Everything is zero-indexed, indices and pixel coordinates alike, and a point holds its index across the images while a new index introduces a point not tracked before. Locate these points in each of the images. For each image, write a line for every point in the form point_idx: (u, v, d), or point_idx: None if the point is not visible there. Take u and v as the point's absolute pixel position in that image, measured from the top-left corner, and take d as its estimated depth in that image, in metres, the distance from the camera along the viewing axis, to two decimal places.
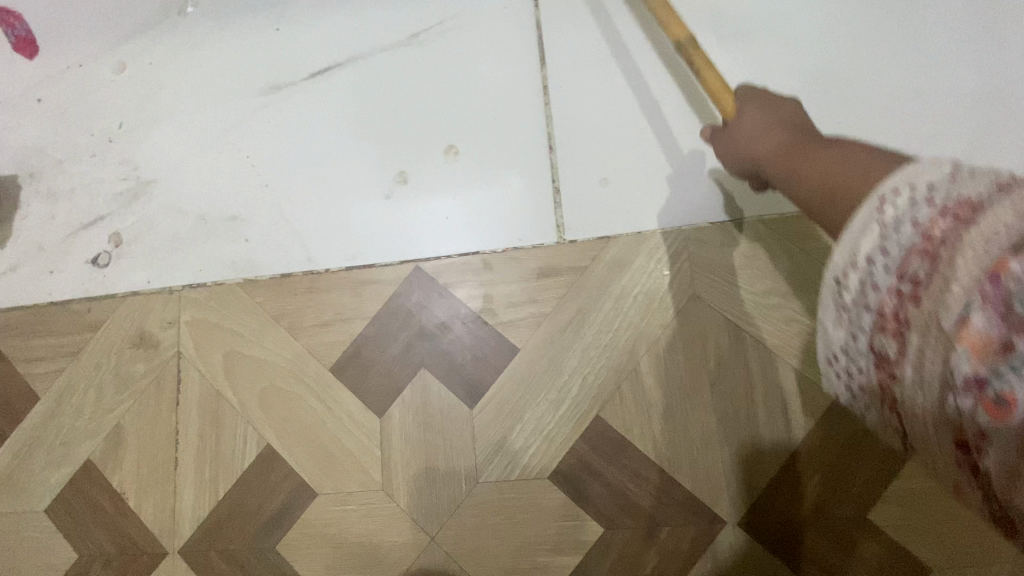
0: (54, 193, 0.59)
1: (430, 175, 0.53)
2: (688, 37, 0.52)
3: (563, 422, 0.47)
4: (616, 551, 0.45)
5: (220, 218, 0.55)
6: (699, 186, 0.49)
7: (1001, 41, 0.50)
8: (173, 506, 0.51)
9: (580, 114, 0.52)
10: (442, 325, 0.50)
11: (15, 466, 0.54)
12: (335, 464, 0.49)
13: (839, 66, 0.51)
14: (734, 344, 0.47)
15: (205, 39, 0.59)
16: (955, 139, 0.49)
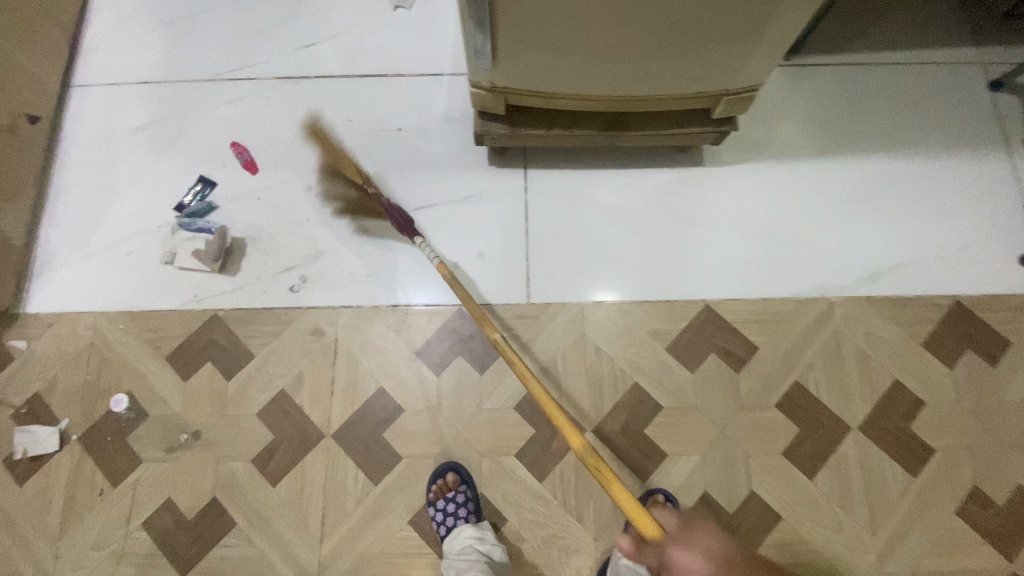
0: (266, 250, 1.12)
1: (470, 264, 1.11)
2: (593, 215, 1.14)
3: (521, 384, 1.04)
4: (538, 441, 1.01)
5: (362, 274, 1.11)
6: (591, 284, 1.10)
7: (728, 231, 1.12)
8: (330, 412, 1.04)
9: (541, 244, 1.12)
10: (469, 336, 1.07)
11: (240, 390, 1.05)
12: (414, 396, 1.04)
13: (658, 234, 1.12)
14: (598, 354, 1.05)
15: (358, 181, 1.16)
16: (703, 273, 1.09)
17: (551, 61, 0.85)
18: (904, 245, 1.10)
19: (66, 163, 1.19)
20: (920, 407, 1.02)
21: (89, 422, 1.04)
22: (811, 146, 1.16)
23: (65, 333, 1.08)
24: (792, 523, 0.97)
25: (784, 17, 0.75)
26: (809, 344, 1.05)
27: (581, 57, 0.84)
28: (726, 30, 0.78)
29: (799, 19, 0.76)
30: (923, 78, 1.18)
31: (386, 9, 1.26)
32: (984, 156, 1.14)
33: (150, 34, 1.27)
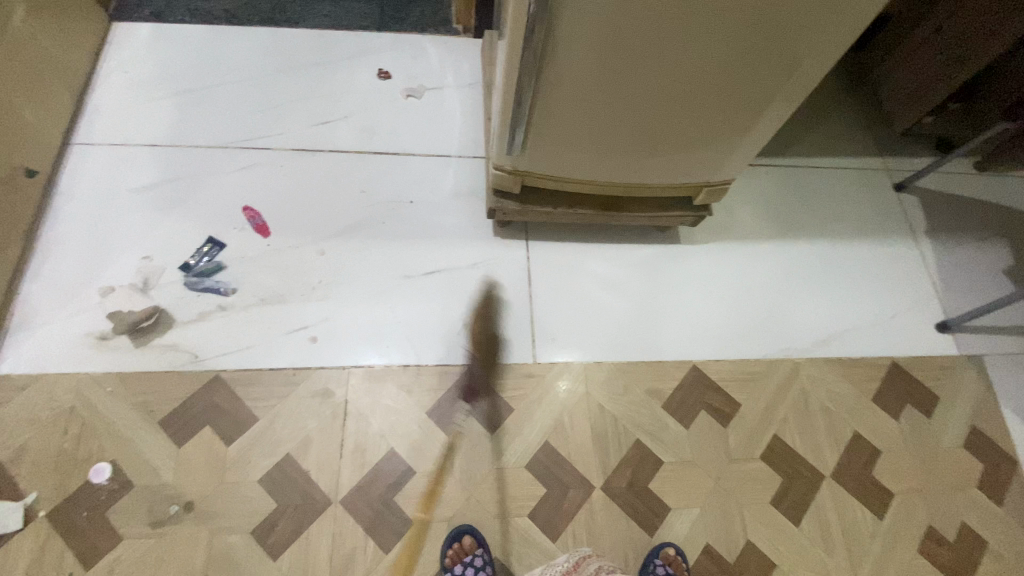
0: (274, 309, 1.12)
1: (478, 326, 1.18)
2: (588, 283, 1.25)
3: (530, 442, 1.08)
4: (550, 498, 1.04)
5: (373, 334, 1.13)
6: (591, 345, 1.19)
7: (706, 299, 1.27)
8: (338, 477, 1.00)
9: (544, 309, 1.21)
10: (480, 395, 1.11)
11: (240, 455, 1.00)
12: (425, 457, 1.04)
13: (647, 301, 1.25)
14: (601, 412, 1.12)
15: (369, 246, 1.21)
16: (688, 337, 1.22)
17: (566, 154, 1.00)
18: (848, 313, 1.30)
19: (61, 219, 1.15)
20: (879, 455, 1.16)
21: (62, 494, 0.95)
22: (765, 229, 1.37)
23: (39, 396, 1.00)
24: (786, 570, 1.04)
25: (749, 134, 0.97)
26: (782, 400, 1.18)
27: (591, 154, 1.00)
28: (706, 142, 0.98)
29: (759, 136, 0.98)
30: (844, 179, 1.46)
31: (397, 95, 1.39)
32: (896, 242, 1.40)
33: (163, 101, 1.31)
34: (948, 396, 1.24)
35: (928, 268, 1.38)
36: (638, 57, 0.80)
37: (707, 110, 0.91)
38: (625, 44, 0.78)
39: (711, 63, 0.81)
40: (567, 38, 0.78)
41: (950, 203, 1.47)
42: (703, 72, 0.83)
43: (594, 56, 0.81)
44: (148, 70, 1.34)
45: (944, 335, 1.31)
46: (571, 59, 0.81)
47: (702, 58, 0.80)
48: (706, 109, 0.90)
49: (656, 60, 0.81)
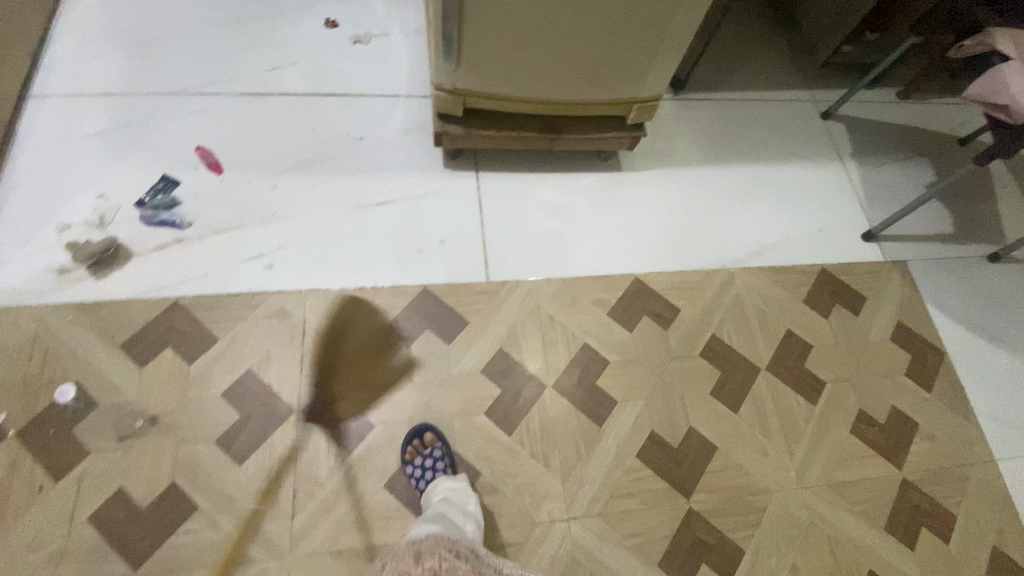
0: (231, 239, 1.15)
1: (433, 251, 1.23)
2: (537, 208, 1.32)
3: (484, 350, 1.14)
4: (505, 398, 1.10)
5: (330, 259, 1.17)
6: (541, 264, 1.26)
7: (650, 219, 1.34)
8: (299, 388, 1.04)
9: (495, 234, 1.28)
10: (435, 311, 1.17)
11: (202, 372, 1.03)
12: (385, 366, 1.10)
13: (594, 221, 1.32)
14: (551, 321, 1.19)
15: (323, 180, 1.26)
16: (634, 253, 1.29)
17: (500, 68, 1.05)
18: (782, 227, 1.39)
19: (16, 165, 1.18)
20: (811, 349, 1.25)
21: (31, 415, 0.99)
22: (704, 155, 1.45)
23: (2, 328, 1.04)
24: (728, 452, 1.12)
25: (668, 41, 1.03)
26: (720, 304, 1.26)
27: (524, 66, 1.05)
28: (630, 50, 1.04)
29: (679, 44, 1.04)
30: (776, 109, 1.55)
31: (345, 43, 1.44)
32: (825, 164, 1.50)
33: (114, 53, 1.34)
34: (874, 296, 1.34)
35: (854, 186, 1.48)
36: None
37: (625, 14, 0.96)
38: None
39: None
40: None
41: (873, 128, 1.58)
42: None
43: None
44: (98, 25, 1.37)
45: (869, 244, 1.41)
46: None
47: None
48: (624, 12, 0.96)
49: None
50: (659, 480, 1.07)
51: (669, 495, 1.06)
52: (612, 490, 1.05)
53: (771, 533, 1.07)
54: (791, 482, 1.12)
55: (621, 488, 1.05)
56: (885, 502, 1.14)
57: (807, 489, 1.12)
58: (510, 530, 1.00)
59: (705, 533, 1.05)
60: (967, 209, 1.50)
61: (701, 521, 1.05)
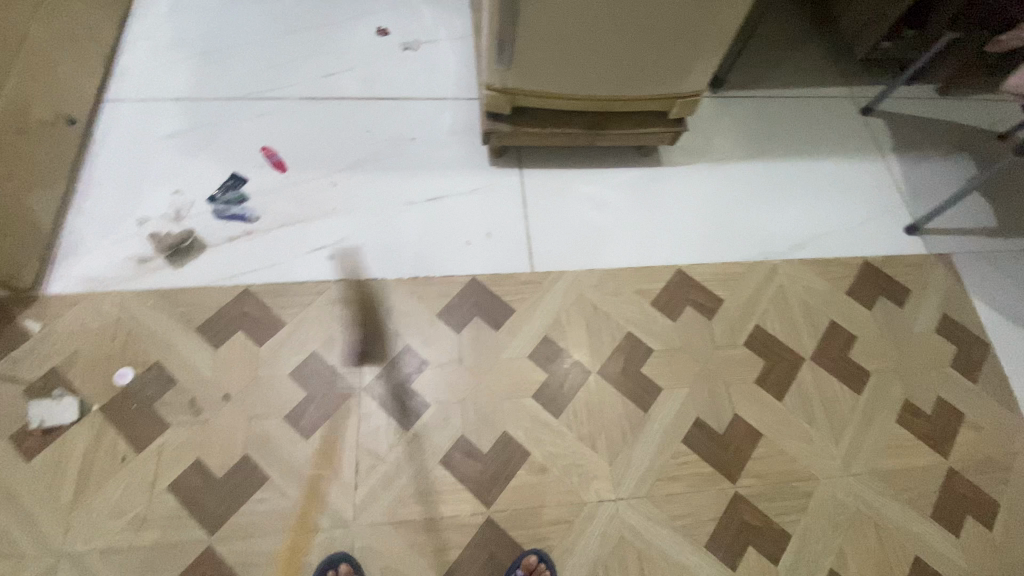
0: (295, 232, 1.24)
1: (481, 243, 1.29)
2: (579, 203, 1.36)
3: (531, 337, 1.18)
4: (552, 383, 1.14)
5: (386, 251, 1.25)
6: (584, 256, 1.30)
7: (690, 213, 1.38)
8: (360, 370, 1.12)
9: (540, 227, 1.32)
10: (483, 299, 1.22)
11: (271, 353, 1.11)
12: (438, 350, 1.16)
13: (634, 215, 1.36)
14: (595, 310, 1.22)
15: (377, 177, 1.33)
16: (675, 245, 1.33)
17: (550, 66, 1.10)
18: (823, 221, 1.40)
19: (97, 163, 1.27)
20: (854, 340, 1.25)
21: (112, 392, 1.06)
22: (742, 151, 1.48)
23: (88, 311, 1.12)
24: (772, 438, 1.13)
25: (713, 40, 1.06)
26: (762, 295, 1.28)
27: (572, 65, 1.10)
28: (675, 49, 1.08)
29: (723, 42, 1.08)
30: (814, 106, 1.57)
31: (395, 49, 1.52)
32: (865, 159, 1.51)
33: (184, 62, 1.44)
34: (918, 288, 1.34)
35: (895, 181, 1.48)
36: None
37: (672, 14, 1.01)
38: None
39: None
40: None
41: (914, 123, 1.57)
42: None
43: None
44: (168, 35, 1.47)
45: (912, 238, 1.41)
46: None
47: None
48: (672, 11, 1.00)
49: None
50: (705, 464, 1.09)
51: (715, 479, 1.08)
52: (659, 473, 1.07)
53: (817, 519, 1.08)
54: (836, 470, 1.13)
55: (667, 471, 1.08)
56: (934, 492, 1.13)
57: (852, 476, 1.13)
58: (560, 509, 1.03)
59: (751, 517, 1.06)
60: (1013, 203, 1.49)
61: (746, 505, 1.07)
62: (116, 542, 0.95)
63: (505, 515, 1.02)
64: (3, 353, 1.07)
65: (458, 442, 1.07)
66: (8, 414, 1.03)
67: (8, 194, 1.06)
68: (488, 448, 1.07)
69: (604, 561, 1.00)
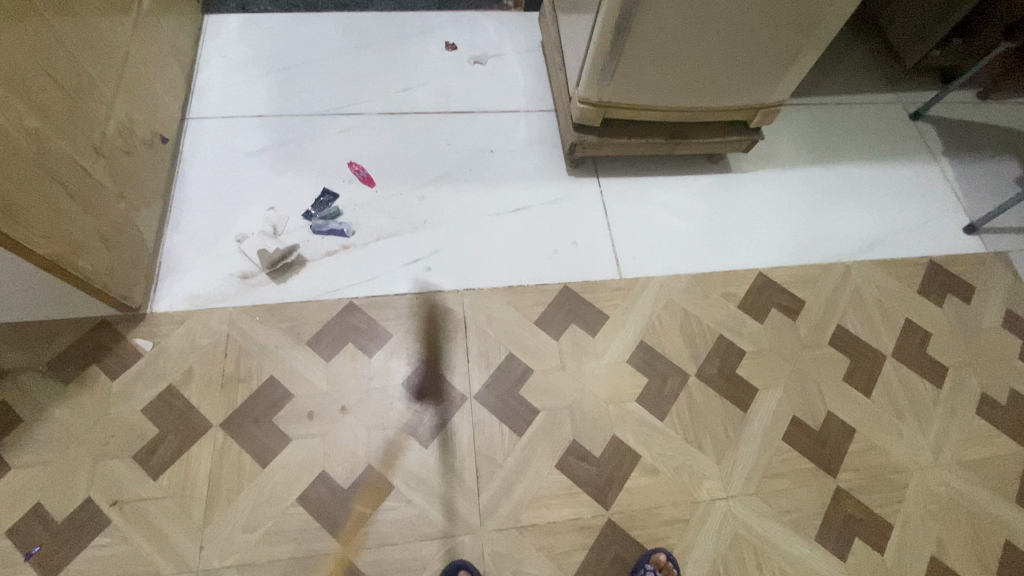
0: (390, 245, 1.27)
1: (568, 251, 1.32)
2: (656, 209, 1.41)
3: (628, 341, 1.22)
4: (654, 386, 1.17)
5: (477, 261, 1.28)
6: (668, 261, 1.33)
7: (762, 216, 1.43)
8: (468, 378, 1.14)
9: (623, 234, 1.36)
10: (578, 306, 1.25)
11: (381, 365, 1.13)
12: (540, 357, 1.18)
13: (711, 220, 1.40)
14: (685, 314, 1.26)
15: (462, 189, 1.36)
16: (752, 249, 1.37)
17: (650, 79, 1.15)
18: (886, 222, 1.46)
19: (189, 181, 1.29)
20: (930, 336, 1.31)
21: (231, 408, 1.07)
22: (805, 156, 1.53)
23: (198, 328, 1.13)
24: (865, 433, 1.18)
25: (806, 52, 1.12)
26: (840, 295, 1.33)
27: (671, 78, 1.15)
28: (770, 61, 1.13)
29: (814, 54, 1.13)
30: (868, 112, 1.63)
31: (465, 63, 1.55)
32: (919, 162, 1.57)
33: (262, 79, 1.46)
34: (983, 285, 1.40)
35: (949, 182, 1.55)
36: None
37: (775, 29, 1.06)
38: None
39: None
40: None
41: (962, 127, 1.64)
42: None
43: None
44: (242, 53, 1.49)
45: (971, 237, 1.47)
46: None
47: None
48: (775, 27, 1.05)
49: None
50: (806, 459, 1.13)
51: (817, 474, 1.13)
52: (765, 470, 1.11)
53: (914, 508, 1.13)
54: (927, 462, 1.18)
55: (773, 468, 1.12)
56: (1020, 479, 1.18)
57: (942, 467, 1.18)
58: (676, 508, 1.06)
59: (854, 509, 1.11)
60: None
61: (848, 498, 1.12)
62: (251, 557, 0.96)
63: (625, 515, 1.05)
64: (117, 373, 1.08)
65: (572, 447, 1.09)
66: (129, 433, 1.04)
67: (120, 214, 1.07)
68: (600, 451, 1.10)
69: (722, 557, 1.03)
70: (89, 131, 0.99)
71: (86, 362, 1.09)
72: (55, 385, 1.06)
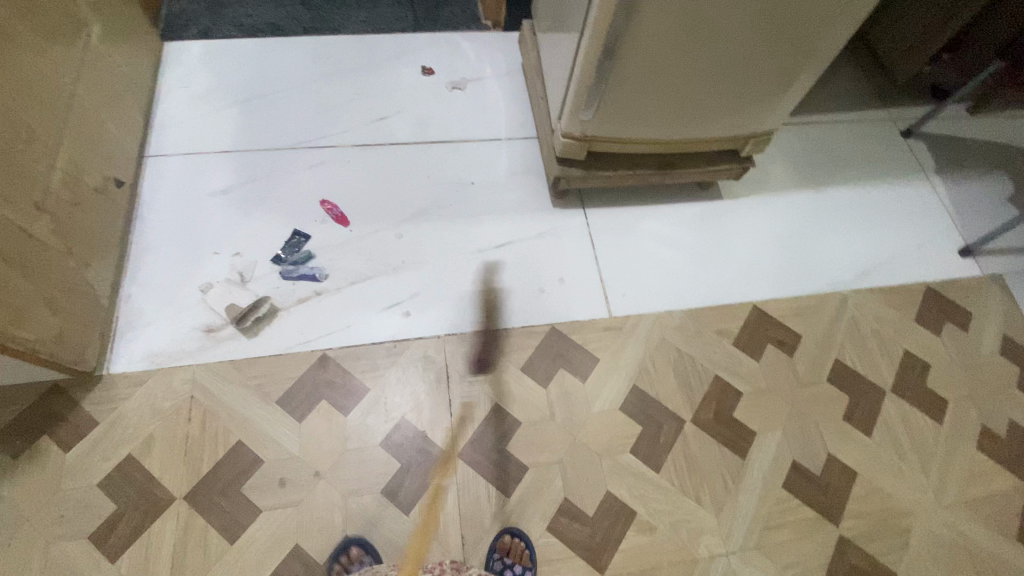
0: (366, 288, 1.20)
1: (555, 289, 1.26)
2: (646, 241, 1.34)
3: (620, 386, 1.16)
4: (648, 435, 1.11)
5: (460, 303, 1.21)
6: (659, 296, 1.28)
7: (754, 245, 1.38)
8: (451, 434, 1.07)
9: (611, 269, 1.30)
10: (566, 349, 1.19)
11: (358, 425, 1.06)
12: (528, 407, 1.12)
13: (702, 251, 1.35)
14: (679, 354, 1.20)
15: (442, 226, 1.30)
16: (746, 281, 1.32)
17: (642, 107, 1.07)
18: (881, 247, 1.42)
19: (148, 226, 1.21)
20: (929, 368, 1.27)
21: (196, 478, 0.99)
22: (797, 179, 1.49)
23: (159, 389, 1.05)
24: (867, 476, 1.14)
25: (807, 70, 1.05)
26: (837, 328, 1.28)
27: (665, 105, 1.07)
28: (769, 82, 1.06)
29: (815, 73, 1.07)
30: (858, 130, 1.59)
31: (443, 88, 1.48)
32: (913, 183, 1.53)
33: (227, 110, 1.37)
34: (981, 311, 1.36)
35: (943, 202, 1.51)
36: (709, 24, 0.91)
37: (774, 50, 0.98)
38: (699, 14, 0.90)
39: (769, 23, 0.93)
40: (651, 16, 0.90)
41: (956, 144, 1.60)
42: (761, 31, 0.94)
43: (671, 29, 0.92)
44: (206, 83, 1.41)
45: (967, 260, 1.43)
46: (651, 35, 0.93)
47: (762, 21, 0.92)
48: (775, 47, 0.98)
49: (723, 25, 0.92)
50: (807, 508, 1.09)
51: (819, 523, 1.08)
52: (765, 522, 1.07)
53: (919, 555, 1.09)
54: (931, 504, 1.13)
55: (773, 519, 1.07)
56: None
57: (946, 509, 1.13)
58: (674, 568, 1.01)
59: (858, 559, 1.07)
60: None
61: (851, 547, 1.07)
62: None
63: None
64: (71, 443, 1.00)
65: (563, 506, 1.03)
66: (85, 510, 0.96)
67: (68, 271, 0.99)
68: (594, 510, 1.04)
69: None
70: (28, 186, 0.91)
71: (36, 432, 1.00)
72: (2, 459, 0.98)
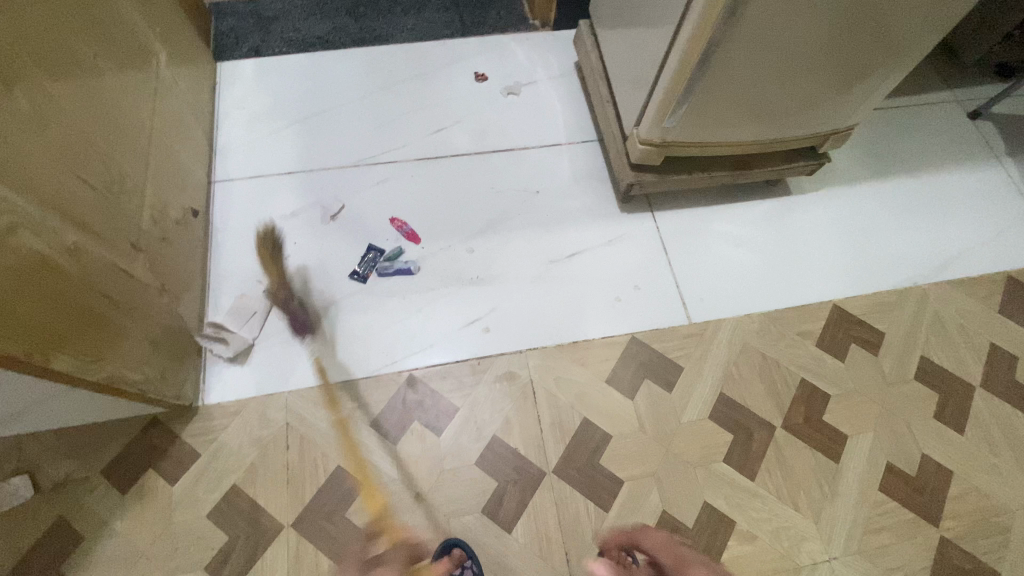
0: (443, 305, 1.19)
1: (631, 296, 1.24)
2: (718, 242, 1.32)
3: (707, 394, 1.15)
4: (739, 442, 1.11)
5: (537, 316, 1.20)
6: (736, 298, 1.26)
7: (827, 240, 1.35)
8: (544, 451, 1.08)
9: (685, 273, 1.28)
10: (648, 359, 1.18)
11: (451, 445, 1.07)
12: (617, 420, 1.11)
13: (776, 250, 1.32)
14: (762, 358, 1.19)
15: (512, 237, 1.28)
16: (823, 278, 1.29)
17: (728, 110, 1.04)
18: (957, 236, 1.38)
19: (224, 253, 1.21)
20: (1018, 361, 1.24)
21: (300, 505, 1.01)
22: (866, 170, 1.45)
23: (254, 418, 1.07)
24: (963, 475, 1.12)
25: (909, 56, 0.99)
26: (921, 323, 1.26)
27: (758, 102, 1.03)
28: (868, 72, 1.00)
29: (909, 65, 1.02)
30: (926, 114, 1.54)
31: (498, 95, 1.45)
32: (985, 167, 1.48)
33: (286, 130, 1.36)
34: None
35: (1018, 186, 1.46)
36: (807, 33, 0.88)
37: (876, 45, 0.94)
38: (797, 25, 0.86)
39: (869, 26, 0.89)
40: (747, 29, 0.87)
41: None
42: (861, 34, 0.90)
43: (767, 41, 0.89)
44: (262, 102, 1.39)
45: None
46: (745, 47, 0.90)
47: (863, 25, 0.88)
48: (884, 34, 0.91)
49: (822, 32, 0.89)
50: (905, 510, 1.08)
51: (919, 525, 1.07)
52: (865, 526, 1.06)
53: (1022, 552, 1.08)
54: None
55: (872, 523, 1.07)
56: None
57: None
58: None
59: (960, 559, 1.06)
60: None
61: (952, 547, 1.07)
62: None
63: None
64: (177, 476, 1.02)
65: (662, 518, 1.04)
66: (199, 542, 0.98)
67: (163, 307, 1.00)
68: (693, 521, 1.04)
69: None
70: (124, 227, 0.91)
71: (142, 467, 1.02)
72: (113, 495, 1.00)
